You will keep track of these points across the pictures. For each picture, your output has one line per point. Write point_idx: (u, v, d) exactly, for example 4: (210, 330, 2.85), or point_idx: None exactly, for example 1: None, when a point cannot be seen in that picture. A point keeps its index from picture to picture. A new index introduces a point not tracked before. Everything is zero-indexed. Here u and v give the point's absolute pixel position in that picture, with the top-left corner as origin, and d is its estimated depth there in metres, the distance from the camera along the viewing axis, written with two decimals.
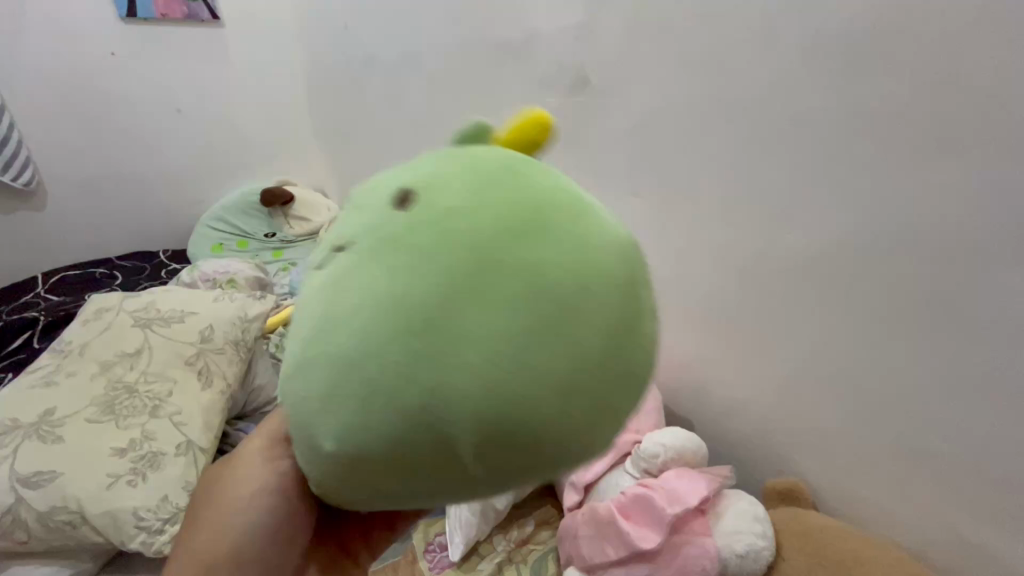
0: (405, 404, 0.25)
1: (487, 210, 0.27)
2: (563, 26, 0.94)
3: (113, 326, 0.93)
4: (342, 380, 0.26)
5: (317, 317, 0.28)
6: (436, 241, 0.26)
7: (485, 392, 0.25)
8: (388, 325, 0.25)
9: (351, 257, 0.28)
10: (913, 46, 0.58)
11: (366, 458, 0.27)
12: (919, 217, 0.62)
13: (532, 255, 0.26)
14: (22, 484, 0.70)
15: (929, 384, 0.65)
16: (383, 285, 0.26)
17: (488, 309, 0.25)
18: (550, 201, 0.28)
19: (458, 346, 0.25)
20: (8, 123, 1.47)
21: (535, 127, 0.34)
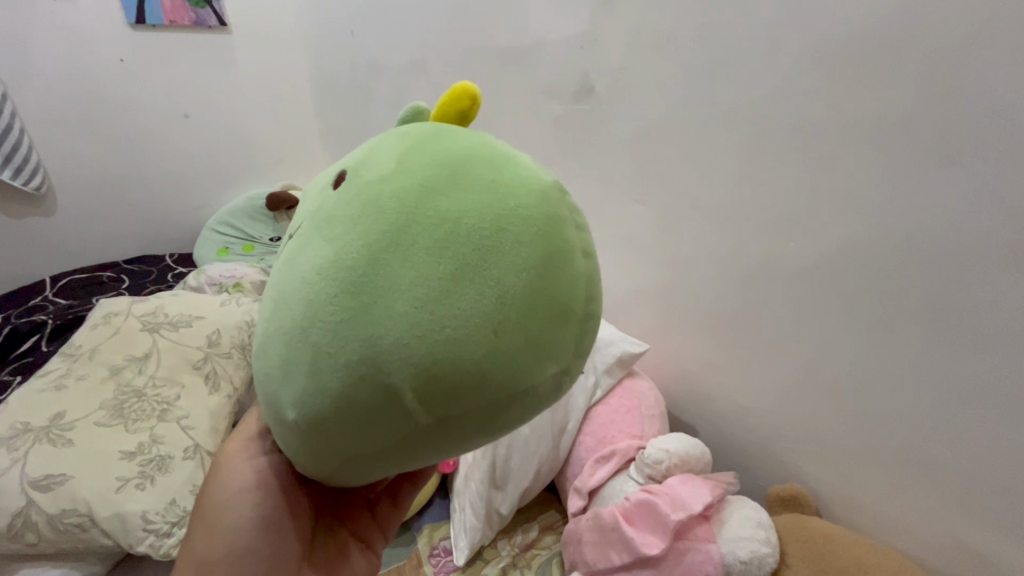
0: (342, 357, 0.26)
1: (410, 171, 0.28)
2: (569, 35, 0.95)
3: (122, 331, 0.94)
4: (292, 342, 0.28)
5: (276, 294, 0.30)
6: (365, 205, 0.28)
7: (412, 336, 0.25)
8: (324, 284, 0.27)
9: (302, 235, 0.31)
10: (916, 56, 0.59)
11: (323, 422, 0.28)
12: (923, 226, 0.62)
13: (451, 204, 0.26)
14: (32, 487, 0.71)
15: (933, 392, 0.65)
16: (322, 250, 0.28)
17: (411, 258, 0.26)
18: (471, 158, 0.29)
19: (387, 296, 0.25)
20: (19, 128, 1.46)
21: (464, 101, 0.35)
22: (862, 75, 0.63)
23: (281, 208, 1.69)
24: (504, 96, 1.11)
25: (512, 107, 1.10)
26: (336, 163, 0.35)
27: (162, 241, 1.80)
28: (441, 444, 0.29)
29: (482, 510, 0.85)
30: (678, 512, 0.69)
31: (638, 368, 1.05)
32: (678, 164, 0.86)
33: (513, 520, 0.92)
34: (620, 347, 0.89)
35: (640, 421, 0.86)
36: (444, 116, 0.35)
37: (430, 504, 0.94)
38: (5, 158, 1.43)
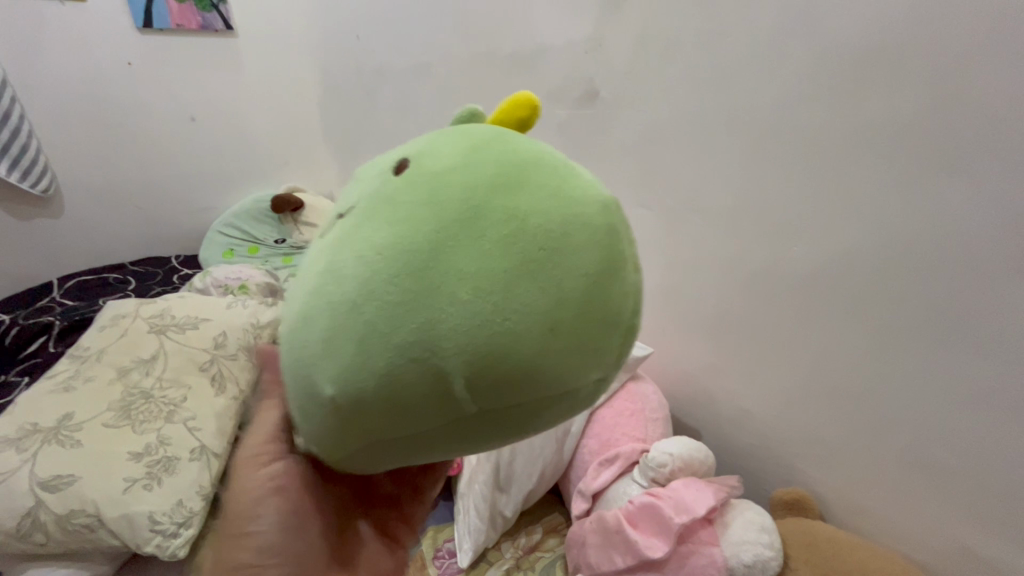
0: (398, 336, 0.26)
1: (480, 165, 0.28)
2: (573, 40, 0.95)
3: (130, 332, 0.95)
4: (342, 319, 0.28)
5: (325, 270, 0.30)
6: (431, 192, 0.28)
7: (473, 323, 0.25)
8: (386, 264, 0.27)
9: (358, 218, 0.31)
10: (920, 64, 0.59)
11: (365, 400, 0.28)
12: (926, 232, 0.62)
13: (519, 203, 0.27)
14: (41, 487, 0.72)
15: (936, 398, 0.66)
16: (383, 232, 0.28)
17: (477, 250, 0.26)
18: (538, 161, 0.29)
19: (449, 284, 0.26)
20: (28, 131, 1.47)
21: (524, 108, 0.35)
22: (867, 81, 0.64)
23: (285, 210, 1.70)
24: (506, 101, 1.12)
25: None
26: (394, 151, 0.35)
27: (168, 243, 1.81)
28: (476, 432, 0.29)
29: (486, 512, 0.85)
30: (681, 515, 0.69)
31: (642, 371, 1.05)
32: (682, 168, 0.87)
33: (517, 522, 0.92)
34: None
35: (644, 424, 0.86)
36: (504, 119, 0.35)
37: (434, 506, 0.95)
38: (12, 161, 1.44)
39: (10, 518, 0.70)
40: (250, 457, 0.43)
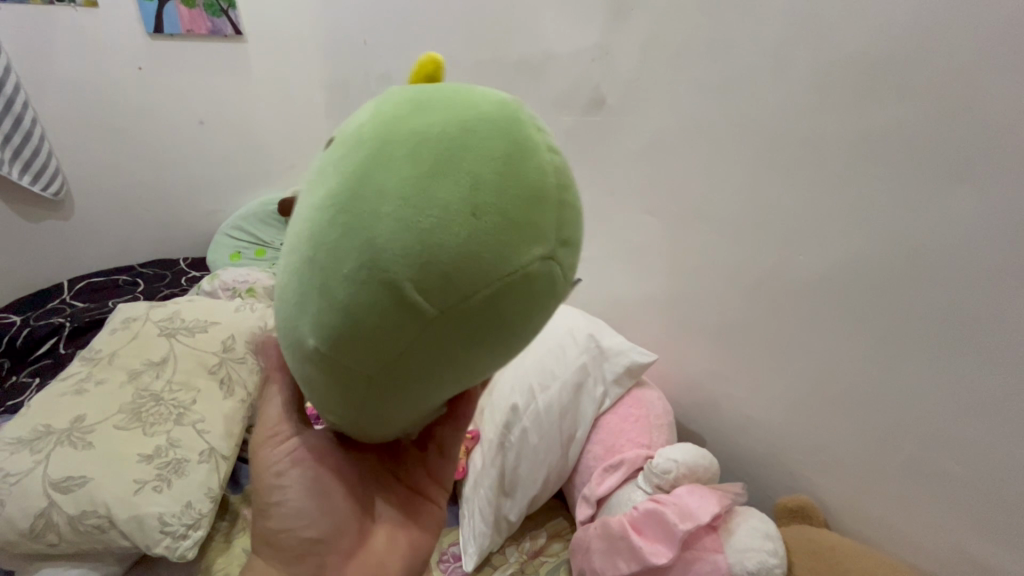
0: (343, 270, 0.30)
1: (379, 111, 0.32)
2: (580, 48, 0.96)
3: (141, 335, 0.96)
4: (305, 274, 0.32)
5: (291, 250, 0.35)
6: (347, 148, 0.32)
7: (397, 235, 0.28)
8: (323, 219, 0.31)
9: (306, 193, 0.35)
10: (927, 76, 0.59)
11: (341, 335, 0.31)
12: (931, 242, 0.63)
13: (419, 120, 0.29)
14: (54, 488, 0.73)
15: (941, 407, 0.66)
16: (318, 196, 0.32)
17: (390, 168, 0.29)
18: (429, 90, 0.32)
19: (375, 206, 0.29)
20: (40, 134, 1.50)
21: (429, 72, 0.36)
22: (875, 92, 0.64)
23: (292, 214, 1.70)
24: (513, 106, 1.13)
25: None
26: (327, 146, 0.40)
27: (176, 245, 1.83)
28: (450, 341, 0.31)
29: (490, 516, 0.86)
30: (686, 522, 0.69)
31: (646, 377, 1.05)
32: (687, 176, 0.87)
33: (521, 526, 0.93)
34: (628, 357, 0.89)
35: (648, 430, 0.86)
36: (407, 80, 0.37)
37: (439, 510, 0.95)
38: (24, 163, 1.47)
39: (25, 518, 0.71)
40: (269, 442, 0.50)
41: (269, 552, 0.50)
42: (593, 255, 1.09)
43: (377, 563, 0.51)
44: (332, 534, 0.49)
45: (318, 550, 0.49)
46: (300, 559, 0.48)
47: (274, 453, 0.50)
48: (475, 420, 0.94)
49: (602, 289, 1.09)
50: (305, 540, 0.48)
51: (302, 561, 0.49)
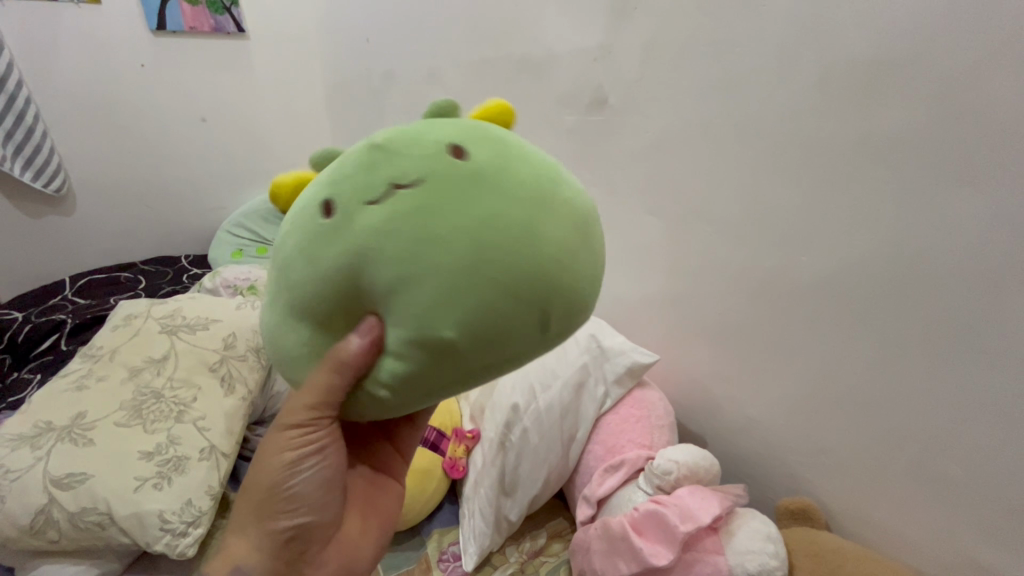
0: (519, 283, 0.33)
1: (524, 155, 0.37)
2: (583, 47, 0.96)
3: (142, 332, 0.96)
4: (464, 276, 0.32)
5: (418, 244, 0.33)
6: (506, 173, 0.35)
7: (571, 264, 0.34)
8: (496, 231, 0.33)
9: (428, 187, 0.34)
10: (931, 77, 0.59)
11: (481, 338, 0.34)
12: (935, 245, 0.62)
13: (568, 189, 0.37)
14: (54, 485, 0.73)
15: (944, 411, 0.65)
16: (480, 204, 0.33)
17: (559, 219, 0.35)
18: (550, 159, 0.39)
19: (551, 245, 0.34)
20: (42, 131, 1.50)
21: (498, 115, 0.44)
22: (877, 93, 0.63)
23: None
24: (516, 105, 1.13)
25: (524, 117, 1.13)
26: (401, 129, 0.37)
27: (178, 242, 1.84)
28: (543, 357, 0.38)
29: (491, 516, 0.86)
30: (687, 524, 0.69)
31: (647, 378, 1.05)
32: (689, 177, 0.87)
33: (521, 526, 0.93)
34: (629, 357, 0.88)
35: (649, 431, 0.86)
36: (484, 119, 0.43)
37: (439, 509, 0.96)
38: (26, 159, 1.47)
39: (25, 514, 0.72)
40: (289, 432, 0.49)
41: (256, 530, 0.52)
42: None
43: (351, 548, 0.56)
44: (323, 521, 0.53)
45: (306, 534, 0.53)
46: (288, 541, 0.52)
47: (292, 444, 0.50)
48: (475, 420, 0.97)
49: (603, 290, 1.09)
50: (298, 525, 0.52)
51: (290, 542, 0.52)
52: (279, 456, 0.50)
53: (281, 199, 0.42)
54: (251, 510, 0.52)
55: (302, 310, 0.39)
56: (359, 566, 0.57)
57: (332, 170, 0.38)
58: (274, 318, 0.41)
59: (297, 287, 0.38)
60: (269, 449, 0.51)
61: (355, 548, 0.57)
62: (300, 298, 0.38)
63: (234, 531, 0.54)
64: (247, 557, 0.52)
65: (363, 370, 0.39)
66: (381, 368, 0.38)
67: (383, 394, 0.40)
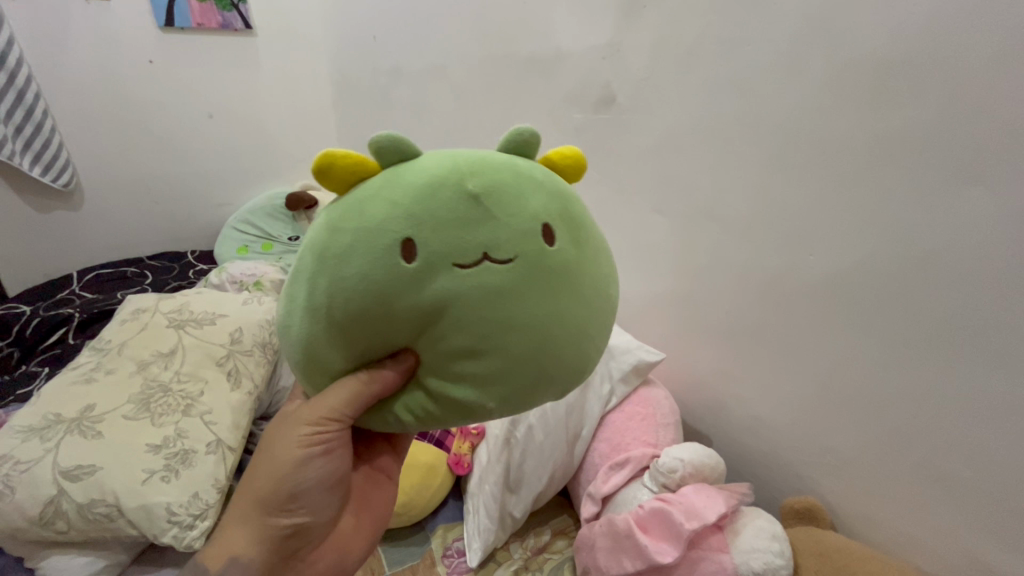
0: (559, 374, 0.41)
1: (592, 252, 0.43)
2: (590, 45, 0.96)
3: (149, 326, 0.97)
4: (524, 361, 0.39)
5: (496, 324, 0.38)
6: (578, 273, 0.41)
7: (595, 359, 0.44)
8: (559, 331, 0.40)
9: (519, 275, 0.38)
10: (943, 75, 0.58)
11: (516, 405, 0.42)
12: (942, 244, 0.62)
13: (613, 291, 0.44)
14: (63, 477, 0.73)
15: (953, 411, 0.65)
16: (556, 303, 0.39)
17: (601, 325, 0.43)
18: (606, 250, 0.45)
19: (591, 348, 0.42)
20: (51, 126, 1.51)
21: (568, 169, 0.47)
22: (888, 91, 0.63)
23: (299, 208, 1.72)
24: (523, 104, 1.14)
25: (531, 115, 1.13)
26: (500, 188, 0.39)
27: (185, 238, 1.84)
28: None
29: (495, 512, 0.86)
30: (692, 521, 0.69)
31: (652, 377, 1.05)
32: (697, 175, 0.87)
33: (525, 523, 0.93)
34: (635, 355, 0.89)
35: (654, 429, 0.86)
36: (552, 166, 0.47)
37: (444, 506, 0.97)
38: (34, 154, 1.49)
39: (34, 505, 0.72)
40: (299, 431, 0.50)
41: (255, 525, 0.53)
42: None
43: (343, 545, 0.57)
44: (320, 520, 0.54)
45: (304, 531, 0.54)
46: (286, 538, 0.53)
47: (299, 442, 0.51)
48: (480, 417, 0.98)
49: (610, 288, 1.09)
50: (296, 522, 0.53)
51: (286, 539, 0.53)
52: (285, 453, 0.51)
53: (331, 175, 0.41)
54: (251, 505, 0.53)
55: (357, 333, 0.41)
56: (349, 563, 0.58)
57: (416, 199, 0.38)
58: (311, 323, 0.41)
59: (357, 309, 0.39)
60: (277, 446, 0.52)
61: (348, 545, 0.58)
62: (359, 322, 0.40)
63: (231, 523, 0.54)
64: (244, 551, 0.52)
65: (392, 392, 0.44)
66: (412, 398, 0.44)
67: (409, 418, 0.45)
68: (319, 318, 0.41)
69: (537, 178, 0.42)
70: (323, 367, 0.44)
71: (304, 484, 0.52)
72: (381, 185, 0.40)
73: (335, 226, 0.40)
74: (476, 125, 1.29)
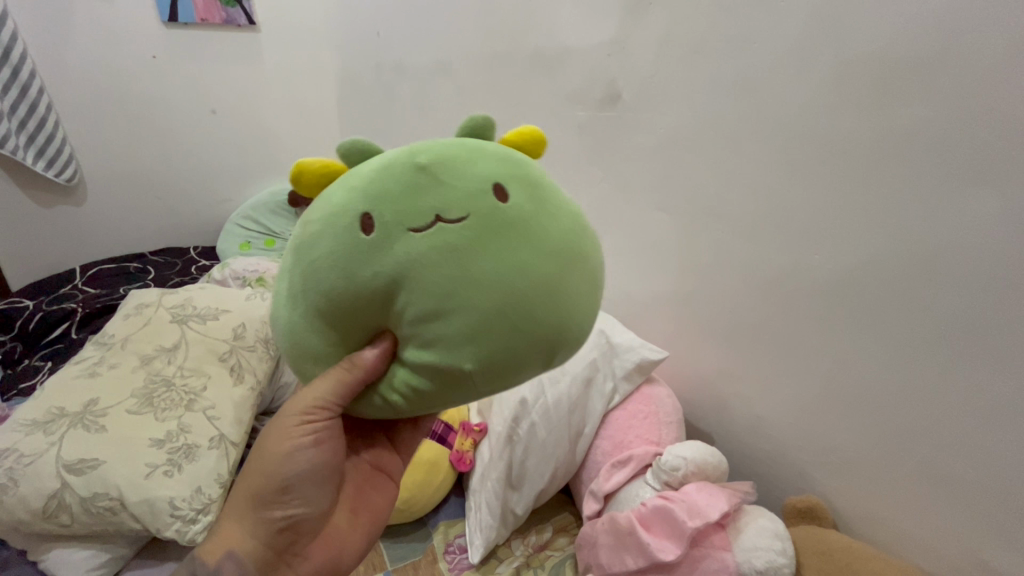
0: (532, 327, 0.39)
1: (555, 207, 0.42)
2: (595, 43, 0.96)
3: (153, 321, 0.97)
4: (488, 316, 0.38)
5: (455, 281, 0.38)
6: (537, 225, 0.40)
7: (576, 313, 0.41)
8: (522, 281, 0.38)
9: (472, 230, 0.38)
10: (952, 76, 0.58)
11: (492, 368, 0.40)
12: (947, 245, 0.62)
13: (586, 243, 0.43)
14: (67, 470, 0.74)
15: (957, 413, 0.65)
16: (512, 253, 0.38)
17: (575, 275, 0.41)
18: (574, 207, 0.44)
19: (564, 300, 0.40)
20: (55, 121, 1.51)
21: (529, 142, 0.49)
22: (895, 91, 0.63)
23: (302, 204, 1.72)
24: (528, 101, 1.13)
25: (535, 112, 1.13)
26: (447, 156, 0.41)
27: (188, 233, 1.85)
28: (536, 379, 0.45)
29: (497, 509, 0.86)
30: (695, 519, 0.69)
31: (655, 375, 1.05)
32: (702, 174, 0.87)
33: (527, 520, 0.93)
34: (638, 353, 0.88)
35: (657, 427, 0.86)
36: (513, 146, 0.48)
37: (446, 502, 0.97)
38: (38, 149, 1.49)
39: (38, 498, 0.73)
40: (288, 420, 0.51)
41: (250, 517, 0.53)
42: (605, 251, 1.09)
43: (337, 540, 0.57)
44: (315, 513, 0.54)
45: (298, 525, 0.54)
46: (280, 530, 0.53)
47: (288, 432, 0.51)
48: (482, 414, 0.98)
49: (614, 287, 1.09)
50: (290, 515, 0.53)
51: (281, 532, 0.53)
52: (277, 444, 0.52)
53: (304, 181, 0.44)
54: (246, 497, 0.53)
55: (333, 313, 0.42)
56: (344, 560, 0.57)
57: (372, 178, 0.40)
58: (291, 307, 0.43)
59: (327, 287, 0.40)
60: (269, 437, 0.53)
61: (342, 541, 0.57)
62: (329, 299, 0.41)
63: (228, 517, 0.55)
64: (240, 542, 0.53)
65: (376, 376, 0.45)
66: (395, 376, 0.44)
67: (396, 399, 0.45)
68: (296, 300, 0.42)
69: (487, 147, 0.43)
70: (321, 361, 0.45)
71: (295, 475, 0.52)
72: (346, 176, 0.43)
73: (306, 218, 0.43)
74: None
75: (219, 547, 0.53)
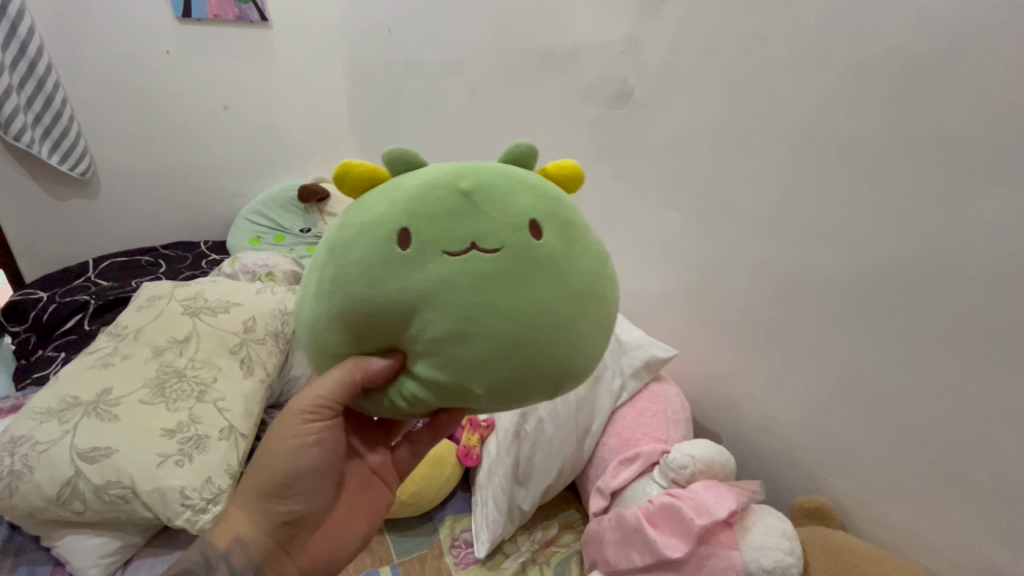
0: (544, 361, 0.41)
1: (582, 252, 0.44)
2: (608, 41, 0.96)
3: (164, 313, 0.98)
4: (505, 346, 0.40)
5: (479, 309, 0.40)
6: (565, 268, 0.42)
7: (586, 353, 0.43)
8: (542, 318, 0.40)
9: (502, 263, 0.40)
10: (971, 72, 0.57)
11: (500, 390, 0.42)
12: (964, 245, 0.61)
13: (606, 288, 0.45)
14: (80, 458, 0.75)
15: (970, 414, 0.64)
16: (537, 291, 0.40)
17: (592, 318, 0.43)
18: (600, 248, 0.46)
19: (575, 339, 0.42)
20: (70, 115, 1.54)
21: (570, 176, 0.50)
22: (914, 87, 0.62)
23: (311, 200, 1.74)
24: (539, 99, 1.14)
25: (546, 110, 1.13)
26: (490, 184, 0.42)
27: (198, 228, 1.86)
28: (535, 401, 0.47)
29: (503, 505, 0.86)
30: (703, 517, 0.69)
31: (665, 374, 1.04)
32: (713, 172, 0.86)
33: (533, 516, 0.94)
34: (647, 352, 0.88)
35: (666, 425, 0.85)
36: (555, 174, 0.50)
37: (452, 497, 0.98)
38: (53, 143, 1.53)
39: (53, 485, 0.74)
40: (289, 419, 0.52)
41: (252, 514, 0.54)
42: (615, 249, 1.09)
43: (337, 535, 0.57)
44: (317, 506, 0.55)
45: (299, 520, 0.55)
46: (282, 525, 0.54)
47: (288, 430, 0.52)
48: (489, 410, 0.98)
49: (622, 285, 1.10)
50: (292, 509, 0.54)
51: (283, 525, 0.54)
52: (275, 443, 0.52)
53: (348, 181, 0.45)
54: (250, 495, 0.54)
55: (356, 319, 0.42)
56: (344, 551, 0.58)
57: (414, 195, 0.42)
58: (317, 303, 0.43)
59: (355, 293, 0.41)
60: (269, 436, 0.54)
61: (342, 536, 0.58)
62: (356, 304, 0.41)
63: (233, 506, 0.56)
64: (243, 538, 0.54)
65: (383, 384, 0.45)
66: (404, 384, 0.45)
67: (402, 405, 0.46)
68: (323, 297, 0.43)
69: (526, 176, 0.45)
70: (330, 352, 0.45)
71: (294, 471, 0.52)
72: (390, 187, 0.44)
73: (345, 222, 0.44)
74: (490, 120, 1.28)
75: (224, 534, 0.54)
